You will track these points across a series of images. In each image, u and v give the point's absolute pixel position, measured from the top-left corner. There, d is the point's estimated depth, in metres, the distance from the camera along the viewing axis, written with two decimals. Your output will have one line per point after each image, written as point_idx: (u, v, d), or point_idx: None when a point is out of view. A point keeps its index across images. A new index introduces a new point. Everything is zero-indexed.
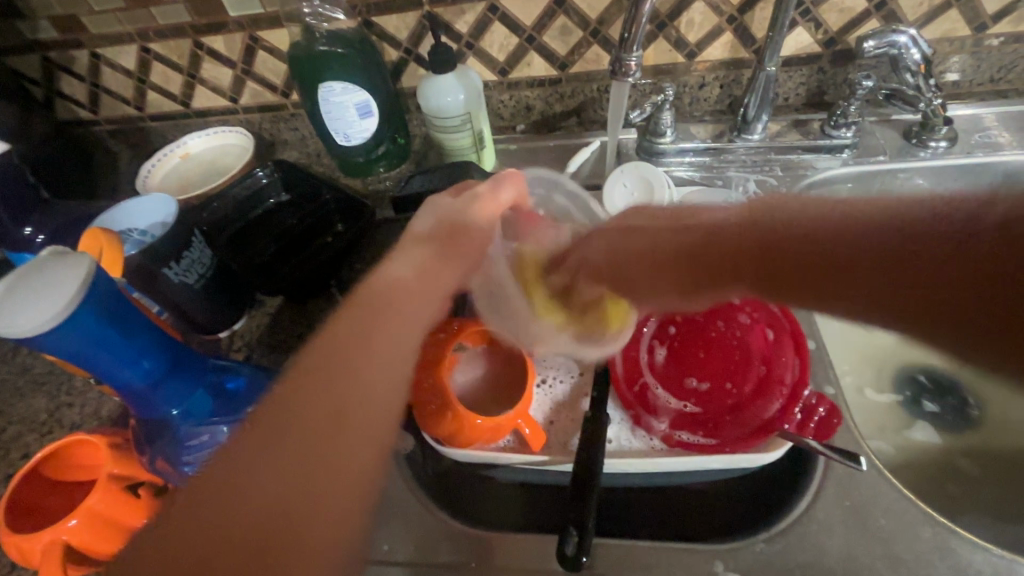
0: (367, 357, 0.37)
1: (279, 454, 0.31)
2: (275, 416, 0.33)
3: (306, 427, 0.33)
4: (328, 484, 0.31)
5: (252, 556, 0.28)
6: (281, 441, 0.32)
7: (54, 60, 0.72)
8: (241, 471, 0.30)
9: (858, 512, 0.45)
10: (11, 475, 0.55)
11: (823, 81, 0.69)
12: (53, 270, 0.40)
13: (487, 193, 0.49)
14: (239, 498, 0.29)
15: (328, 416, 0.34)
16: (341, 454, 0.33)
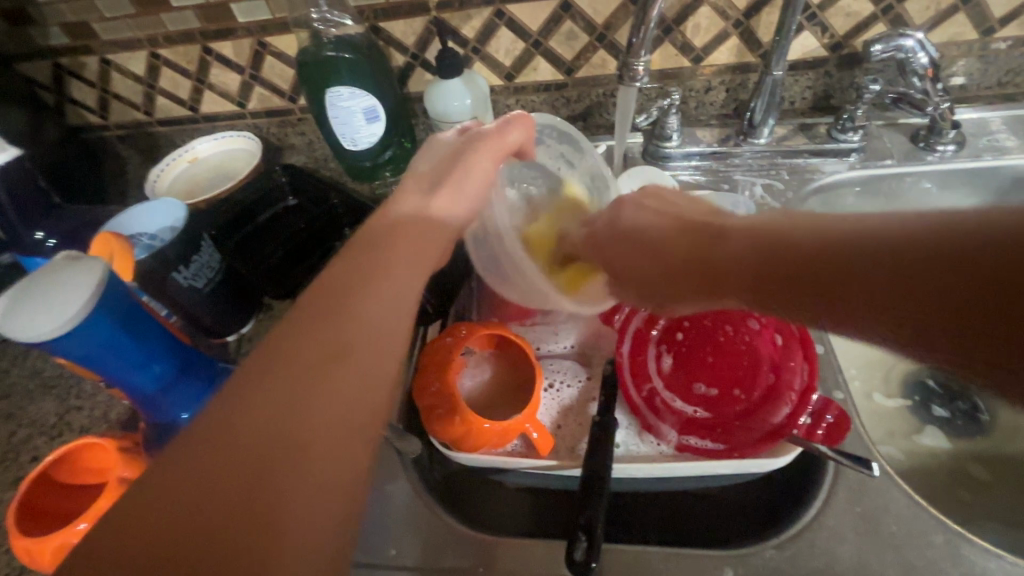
0: (367, 296, 0.36)
1: (259, 403, 0.30)
2: (267, 356, 0.32)
3: (304, 359, 0.32)
4: (321, 418, 0.30)
5: (246, 492, 0.27)
6: (268, 385, 0.31)
7: (64, 66, 0.73)
8: (232, 412, 0.29)
9: (869, 518, 0.44)
10: (21, 478, 0.55)
11: (829, 85, 0.69)
12: (65, 274, 0.40)
13: (496, 133, 0.49)
14: (231, 439, 0.28)
15: (327, 354, 0.32)
16: (340, 387, 0.32)
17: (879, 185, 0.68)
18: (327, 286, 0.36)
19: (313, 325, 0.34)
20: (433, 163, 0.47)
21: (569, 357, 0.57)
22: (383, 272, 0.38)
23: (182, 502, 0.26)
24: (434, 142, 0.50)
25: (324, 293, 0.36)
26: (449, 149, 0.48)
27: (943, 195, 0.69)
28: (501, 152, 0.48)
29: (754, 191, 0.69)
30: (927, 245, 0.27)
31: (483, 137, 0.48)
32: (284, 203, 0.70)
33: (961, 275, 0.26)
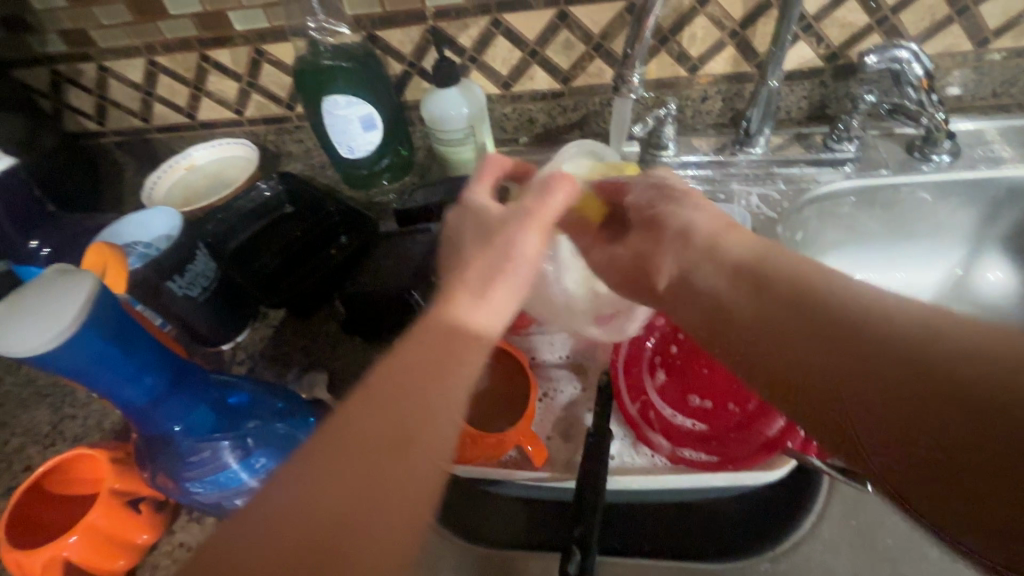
0: (431, 384, 0.34)
1: (323, 513, 0.30)
2: (331, 450, 0.32)
3: (365, 458, 0.32)
4: (382, 521, 0.30)
5: None
6: (335, 486, 0.30)
7: (62, 73, 0.73)
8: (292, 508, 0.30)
9: (864, 532, 0.44)
10: (13, 488, 0.55)
11: (825, 95, 0.69)
12: (58, 288, 0.40)
13: (536, 203, 0.42)
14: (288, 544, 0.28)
15: (388, 451, 0.32)
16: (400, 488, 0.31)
17: (874, 195, 0.68)
18: (392, 364, 0.35)
19: (377, 410, 0.33)
20: (471, 229, 0.44)
21: (564, 366, 0.56)
22: (447, 353, 0.36)
23: None
24: (469, 201, 0.46)
25: (388, 371, 0.35)
26: (487, 217, 0.44)
27: (939, 205, 0.69)
28: (544, 221, 0.42)
29: (750, 200, 0.68)
30: (945, 358, 0.27)
31: (524, 210, 0.42)
32: (280, 211, 0.68)
33: (961, 404, 0.26)
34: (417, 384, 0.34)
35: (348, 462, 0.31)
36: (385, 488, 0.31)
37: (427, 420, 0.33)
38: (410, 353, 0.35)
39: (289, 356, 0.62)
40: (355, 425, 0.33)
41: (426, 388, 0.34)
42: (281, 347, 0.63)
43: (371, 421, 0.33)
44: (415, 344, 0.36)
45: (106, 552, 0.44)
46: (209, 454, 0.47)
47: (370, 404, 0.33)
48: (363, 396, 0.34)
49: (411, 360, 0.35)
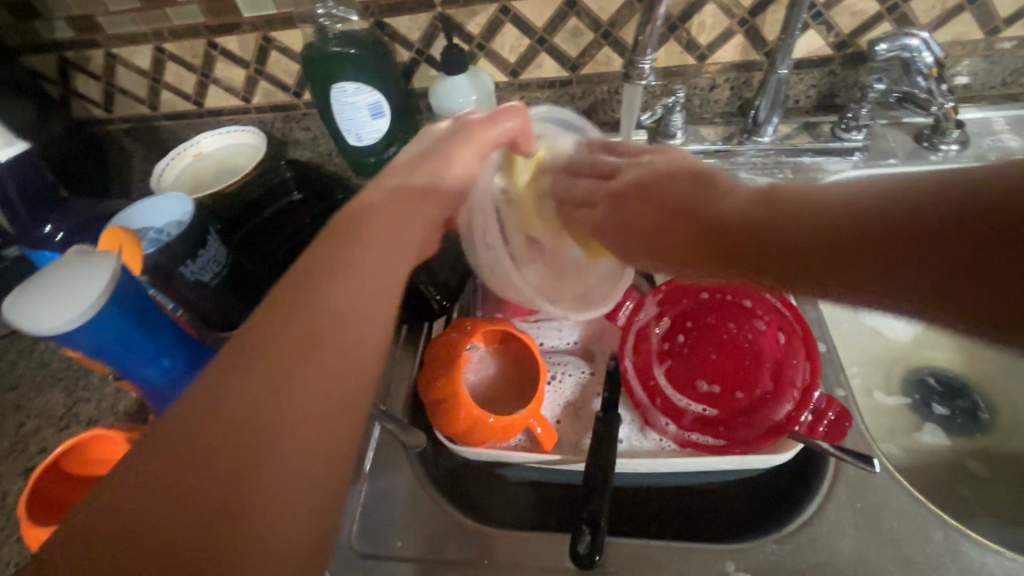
0: (346, 282, 0.37)
1: (243, 394, 0.31)
2: (250, 342, 0.33)
3: (281, 348, 0.33)
4: (300, 406, 0.32)
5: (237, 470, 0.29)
6: (252, 376, 0.32)
7: (70, 60, 0.73)
8: (221, 390, 0.31)
9: (869, 514, 0.45)
10: (30, 469, 0.55)
11: (834, 84, 0.69)
12: (79, 269, 0.40)
13: (484, 122, 0.47)
14: (219, 415, 0.30)
15: (303, 339, 0.34)
16: (318, 372, 0.33)
17: None
18: (296, 275, 0.37)
19: (282, 312, 0.35)
20: (416, 151, 0.46)
21: (572, 352, 0.57)
22: (353, 264, 0.38)
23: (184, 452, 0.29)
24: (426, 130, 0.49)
25: (290, 282, 0.36)
26: (434, 139, 0.47)
27: None
28: (480, 146, 0.46)
29: None
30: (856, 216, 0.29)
31: (469, 129, 0.46)
32: (289, 198, 0.71)
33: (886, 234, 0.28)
34: (325, 284, 0.36)
35: (263, 356, 0.33)
36: (300, 376, 0.32)
37: (337, 316, 0.35)
38: (316, 264, 0.38)
39: None
40: (258, 329, 0.34)
41: (337, 281, 0.36)
42: None
43: (280, 321, 0.34)
44: (316, 255, 0.38)
45: None
46: None
47: (276, 312, 0.35)
48: (269, 306, 0.35)
49: (316, 276, 0.37)
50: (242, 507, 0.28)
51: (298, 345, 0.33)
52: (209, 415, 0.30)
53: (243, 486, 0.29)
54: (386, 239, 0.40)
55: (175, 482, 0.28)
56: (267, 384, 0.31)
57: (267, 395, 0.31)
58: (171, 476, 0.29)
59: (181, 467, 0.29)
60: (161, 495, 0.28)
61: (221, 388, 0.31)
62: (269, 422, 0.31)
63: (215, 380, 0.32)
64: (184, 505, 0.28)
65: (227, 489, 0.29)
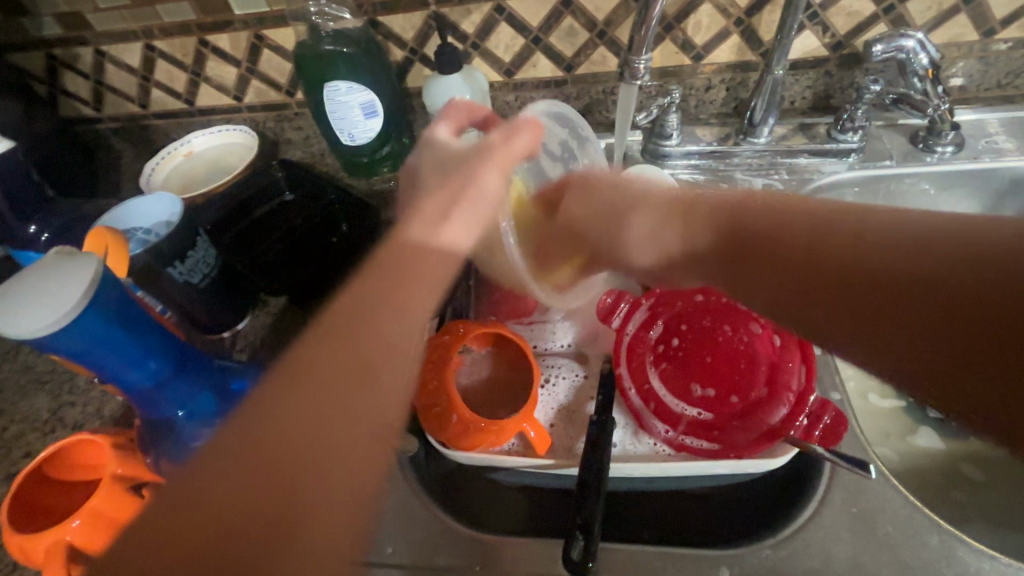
0: (390, 318, 0.42)
1: (297, 411, 0.35)
2: (304, 366, 0.38)
3: (331, 372, 0.37)
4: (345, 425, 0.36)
5: (288, 475, 0.33)
6: (307, 395, 0.36)
7: (58, 57, 0.72)
8: (277, 405, 0.35)
9: (865, 519, 0.45)
10: (14, 474, 0.54)
11: (830, 85, 0.69)
12: (59, 268, 0.40)
13: (501, 140, 0.47)
14: (275, 425, 0.34)
15: (352, 365, 0.38)
16: (363, 397, 0.37)
17: (878, 186, 0.68)
18: (344, 307, 0.42)
19: (332, 340, 0.39)
20: (433, 172, 0.49)
21: (566, 355, 0.57)
22: (395, 298, 0.42)
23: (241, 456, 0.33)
24: (431, 142, 0.50)
25: (340, 314, 0.41)
26: (448, 157, 0.49)
27: (942, 196, 0.69)
28: (504, 162, 0.47)
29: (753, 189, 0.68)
30: (881, 259, 0.31)
31: (487, 149, 0.47)
32: (281, 198, 0.69)
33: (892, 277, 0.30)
34: (371, 318, 0.41)
35: (315, 377, 0.37)
36: (346, 399, 0.37)
37: (382, 349, 0.40)
38: (365, 295, 0.42)
39: (290, 344, 0.61)
40: (310, 355, 0.38)
41: (383, 317, 0.41)
42: (282, 334, 0.62)
43: (332, 346, 0.39)
44: (364, 291, 0.43)
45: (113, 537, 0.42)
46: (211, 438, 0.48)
47: (326, 339, 0.39)
48: (319, 333, 0.40)
49: (361, 310, 0.41)
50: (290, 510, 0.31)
51: (345, 371, 0.38)
52: (268, 428, 0.34)
53: (298, 488, 0.32)
54: (424, 272, 0.45)
55: (229, 485, 0.31)
56: (320, 403, 0.36)
57: (319, 414, 0.35)
58: (226, 478, 0.31)
59: (245, 466, 0.32)
60: (215, 496, 0.31)
61: (277, 405, 0.35)
62: (320, 432, 0.35)
63: (272, 398, 0.36)
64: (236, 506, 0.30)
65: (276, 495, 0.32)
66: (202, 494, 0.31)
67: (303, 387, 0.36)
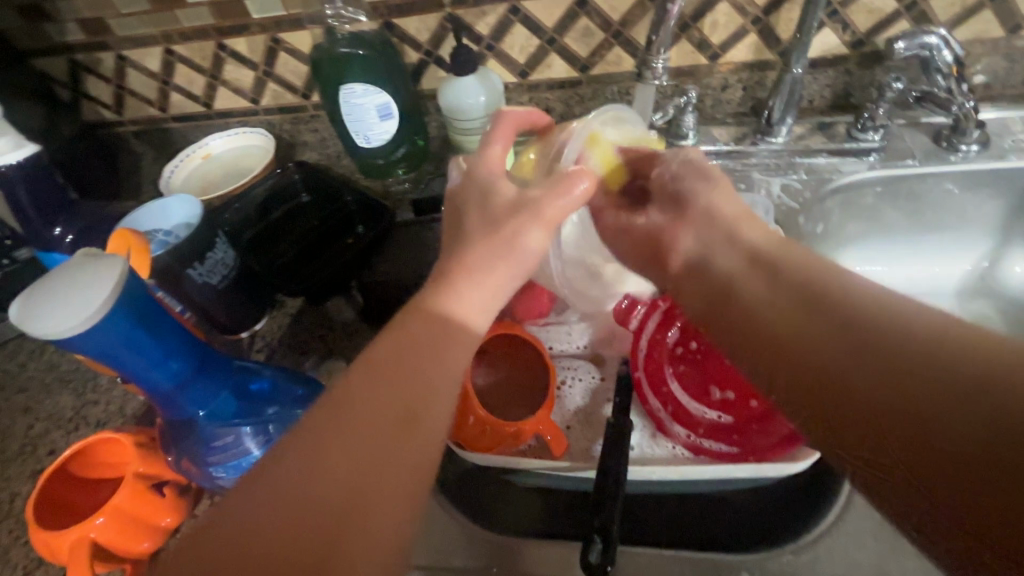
0: (439, 370, 0.36)
1: (335, 462, 0.31)
2: (345, 407, 0.33)
3: (375, 421, 0.33)
4: (384, 485, 0.32)
5: (316, 532, 0.29)
6: (344, 445, 0.32)
7: (81, 62, 0.73)
8: (314, 450, 0.31)
9: (890, 525, 0.44)
10: (39, 471, 0.55)
11: (849, 83, 0.68)
12: (85, 267, 0.40)
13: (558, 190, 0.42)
14: (313, 473, 0.31)
15: (396, 416, 0.34)
16: (405, 455, 0.33)
17: (900, 186, 0.67)
18: (388, 346, 0.37)
19: (381, 379, 0.35)
20: (478, 214, 0.43)
21: (581, 356, 0.57)
22: (444, 337, 0.38)
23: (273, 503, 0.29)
24: (478, 176, 0.45)
25: (387, 349, 0.36)
26: (495, 200, 0.43)
27: (965, 196, 0.68)
28: (553, 220, 0.42)
29: (771, 189, 0.67)
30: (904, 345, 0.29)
31: (537, 201, 0.42)
32: (296, 200, 0.69)
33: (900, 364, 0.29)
34: (423, 358, 0.36)
35: (354, 424, 0.33)
36: (387, 456, 0.32)
37: (430, 394, 0.36)
38: (415, 335, 0.37)
39: (308, 346, 0.62)
40: (357, 395, 0.34)
41: (429, 368, 0.36)
42: (299, 335, 0.63)
43: (373, 391, 0.34)
44: (412, 333, 0.37)
45: (131, 534, 0.44)
46: (232, 439, 0.48)
47: (375, 379, 0.35)
48: (366, 370, 0.35)
49: (411, 350, 0.36)
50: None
51: (388, 423, 0.33)
52: (304, 477, 0.30)
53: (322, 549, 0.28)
54: (480, 307, 0.40)
55: (266, 539, 0.28)
56: (359, 457, 0.32)
57: (359, 464, 0.31)
58: (264, 530, 0.28)
59: (271, 515, 0.29)
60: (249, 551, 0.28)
61: (319, 451, 0.31)
62: (358, 486, 0.31)
63: (313, 441, 0.32)
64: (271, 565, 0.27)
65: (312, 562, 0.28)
66: (235, 551, 0.28)
67: (344, 430, 0.32)
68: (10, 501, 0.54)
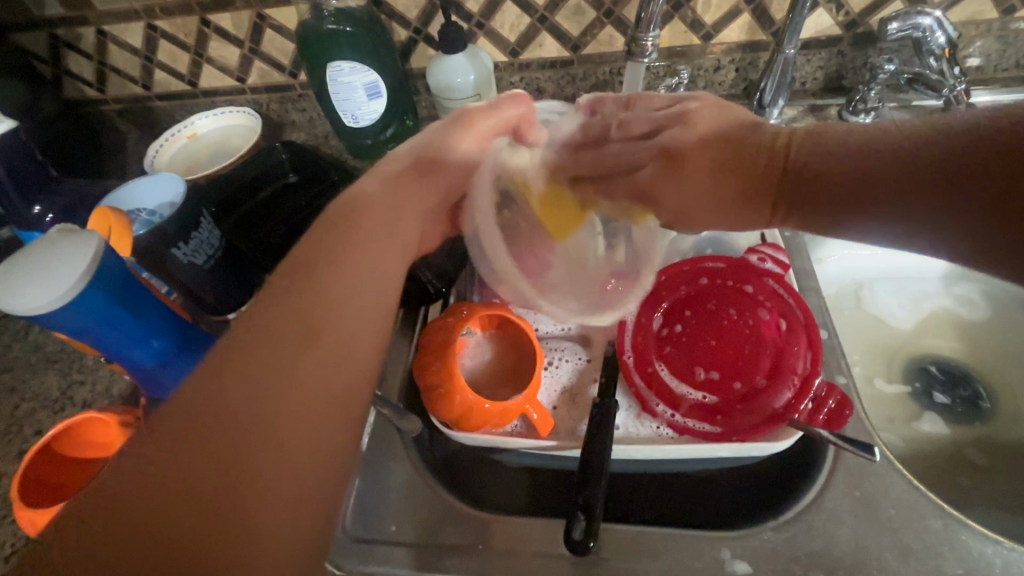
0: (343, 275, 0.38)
1: (240, 392, 0.31)
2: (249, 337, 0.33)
3: (281, 335, 0.33)
4: (293, 407, 0.31)
5: (224, 461, 0.28)
6: (248, 373, 0.31)
7: (60, 37, 0.71)
8: (217, 387, 0.30)
9: (867, 502, 0.45)
10: (25, 451, 0.55)
11: (842, 65, 0.67)
12: (61, 243, 0.40)
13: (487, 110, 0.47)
14: (220, 404, 0.30)
15: (303, 329, 0.34)
16: (313, 372, 0.33)
17: None
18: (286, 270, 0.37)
19: (285, 298, 0.35)
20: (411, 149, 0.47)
21: (568, 338, 0.57)
22: (346, 258, 0.38)
23: (175, 441, 0.28)
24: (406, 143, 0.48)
25: (281, 274, 0.37)
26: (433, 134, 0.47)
27: None
28: (484, 133, 0.47)
29: None
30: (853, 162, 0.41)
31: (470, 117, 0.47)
32: (284, 179, 0.69)
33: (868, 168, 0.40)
34: (322, 273, 0.37)
35: (258, 353, 0.32)
36: (295, 373, 0.32)
37: (335, 302, 0.36)
38: (320, 246, 0.39)
39: None
40: (257, 324, 0.34)
41: (336, 276, 0.37)
42: None
43: (278, 310, 0.35)
44: (312, 247, 0.39)
45: None
46: None
47: (275, 306, 0.35)
48: (267, 298, 0.35)
49: (306, 271, 0.37)
50: (230, 504, 0.28)
51: (293, 338, 0.34)
52: (207, 407, 0.30)
53: (235, 472, 0.28)
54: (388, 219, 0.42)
55: (179, 459, 0.28)
56: (268, 376, 0.31)
57: (267, 388, 0.31)
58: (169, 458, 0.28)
59: (176, 453, 0.28)
60: (159, 481, 0.27)
61: (221, 381, 0.31)
62: (267, 409, 0.31)
63: (211, 366, 0.31)
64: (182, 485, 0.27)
65: (225, 472, 0.28)
66: (142, 484, 0.27)
67: (245, 361, 0.32)
68: None
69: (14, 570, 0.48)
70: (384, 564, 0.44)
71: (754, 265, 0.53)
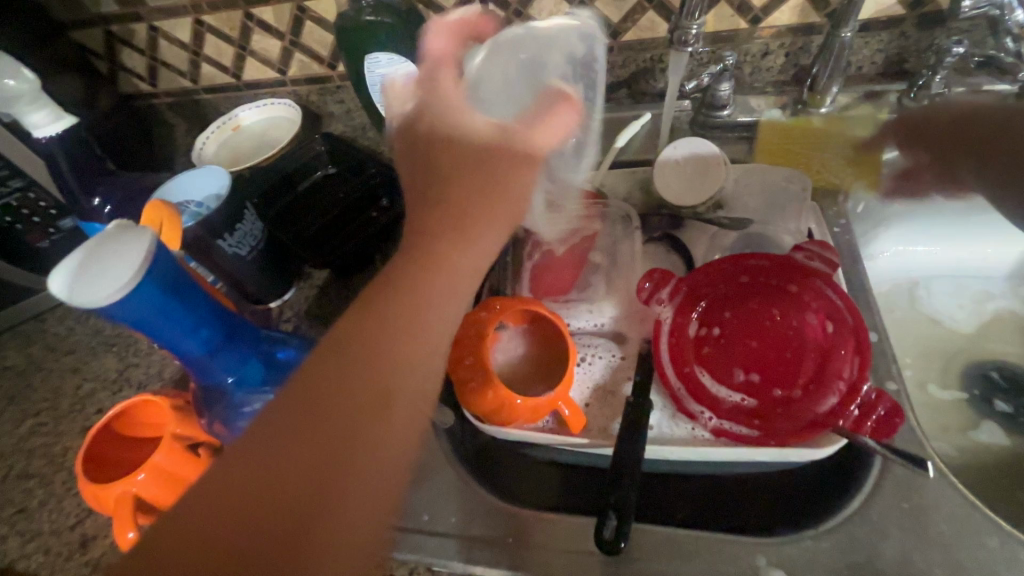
0: (417, 331, 0.37)
1: (314, 440, 0.32)
2: (324, 383, 0.34)
3: (353, 392, 0.34)
4: (359, 463, 0.32)
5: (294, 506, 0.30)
6: (322, 422, 0.33)
7: (115, 34, 0.74)
8: (291, 430, 0.32)
9: (916, 514, 0.43)
10: (87, 428, 0.59)
11: (904, 48, 0.63)
12: (117, 241, 0.42)
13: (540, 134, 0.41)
14: (295, 447, 0.32)
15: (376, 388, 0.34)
16: (381, 435, 0.34)
17: None
18: (370, 315, 0.37)
19: (359, 353, 0.35)
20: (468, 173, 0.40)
21: (602, 334, 0.56)
22: (418, 302, 0.37)
23: (253, 475, 0.30)
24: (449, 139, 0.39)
25: (358, 322, 0.37)
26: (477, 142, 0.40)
27: None
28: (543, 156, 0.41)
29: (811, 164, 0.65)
30: None
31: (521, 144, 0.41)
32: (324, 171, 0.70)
33: None
34: (399, 327, 0.37)
35: (333, 402, 0.33)
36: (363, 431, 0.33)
37: (407, 363, 0.36)
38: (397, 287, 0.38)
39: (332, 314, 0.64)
40: (332, 373, 0.34)
41: (409, 332, 0.37)
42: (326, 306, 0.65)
43: (353, 366, 0.35)
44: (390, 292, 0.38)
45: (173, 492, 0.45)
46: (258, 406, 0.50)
47: (350, 355, 0.35)
48: (341, 347, 0.35)
49: (381, 317, 0.36)
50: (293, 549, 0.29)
51: (365, 397, 0.34)
52: (284, 448, 0.31)
53: (302, 520, 0.30)
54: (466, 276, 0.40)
55: (252, 498, 0.29)
56: (340, 429, 0.33)
57: (335, 439, 0.32)
58: (246, 497, 0.29)
59: (252, 489, 0.30)
60: (234, 513, 0.29)
61: (298, 425, 0.32)
62: (335, 461, 0.32)
63: (289, 407, 0.33)
64: (251, 537, 0.28)
65: (292, 522, 0.29)
66: (219, 513, 0.29)
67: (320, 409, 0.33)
68: (63, 455, 0.58)
69: (79, 539, 0.52)
70: (416, 551, 0.45)
71: (801, 263, 0.51)
